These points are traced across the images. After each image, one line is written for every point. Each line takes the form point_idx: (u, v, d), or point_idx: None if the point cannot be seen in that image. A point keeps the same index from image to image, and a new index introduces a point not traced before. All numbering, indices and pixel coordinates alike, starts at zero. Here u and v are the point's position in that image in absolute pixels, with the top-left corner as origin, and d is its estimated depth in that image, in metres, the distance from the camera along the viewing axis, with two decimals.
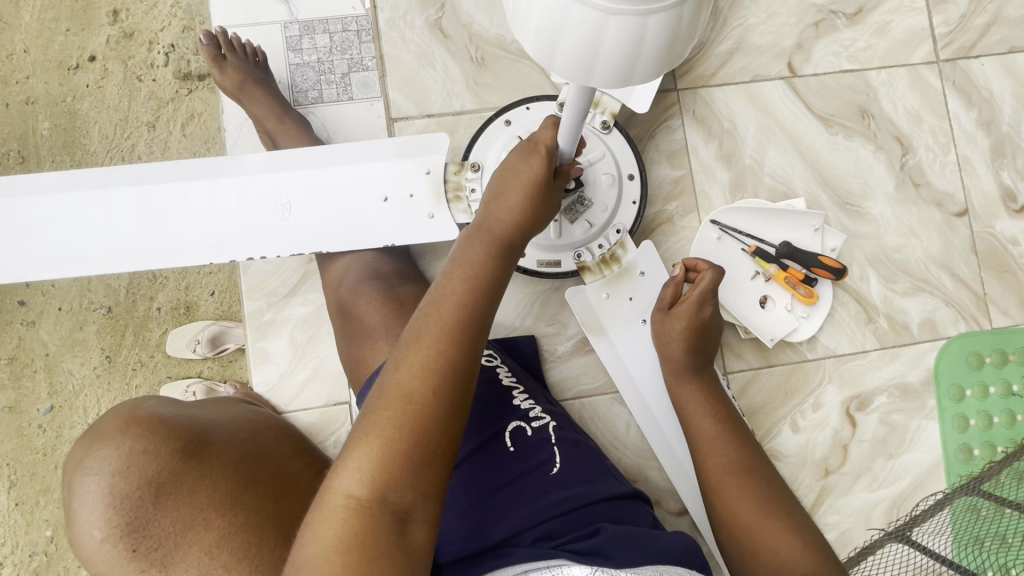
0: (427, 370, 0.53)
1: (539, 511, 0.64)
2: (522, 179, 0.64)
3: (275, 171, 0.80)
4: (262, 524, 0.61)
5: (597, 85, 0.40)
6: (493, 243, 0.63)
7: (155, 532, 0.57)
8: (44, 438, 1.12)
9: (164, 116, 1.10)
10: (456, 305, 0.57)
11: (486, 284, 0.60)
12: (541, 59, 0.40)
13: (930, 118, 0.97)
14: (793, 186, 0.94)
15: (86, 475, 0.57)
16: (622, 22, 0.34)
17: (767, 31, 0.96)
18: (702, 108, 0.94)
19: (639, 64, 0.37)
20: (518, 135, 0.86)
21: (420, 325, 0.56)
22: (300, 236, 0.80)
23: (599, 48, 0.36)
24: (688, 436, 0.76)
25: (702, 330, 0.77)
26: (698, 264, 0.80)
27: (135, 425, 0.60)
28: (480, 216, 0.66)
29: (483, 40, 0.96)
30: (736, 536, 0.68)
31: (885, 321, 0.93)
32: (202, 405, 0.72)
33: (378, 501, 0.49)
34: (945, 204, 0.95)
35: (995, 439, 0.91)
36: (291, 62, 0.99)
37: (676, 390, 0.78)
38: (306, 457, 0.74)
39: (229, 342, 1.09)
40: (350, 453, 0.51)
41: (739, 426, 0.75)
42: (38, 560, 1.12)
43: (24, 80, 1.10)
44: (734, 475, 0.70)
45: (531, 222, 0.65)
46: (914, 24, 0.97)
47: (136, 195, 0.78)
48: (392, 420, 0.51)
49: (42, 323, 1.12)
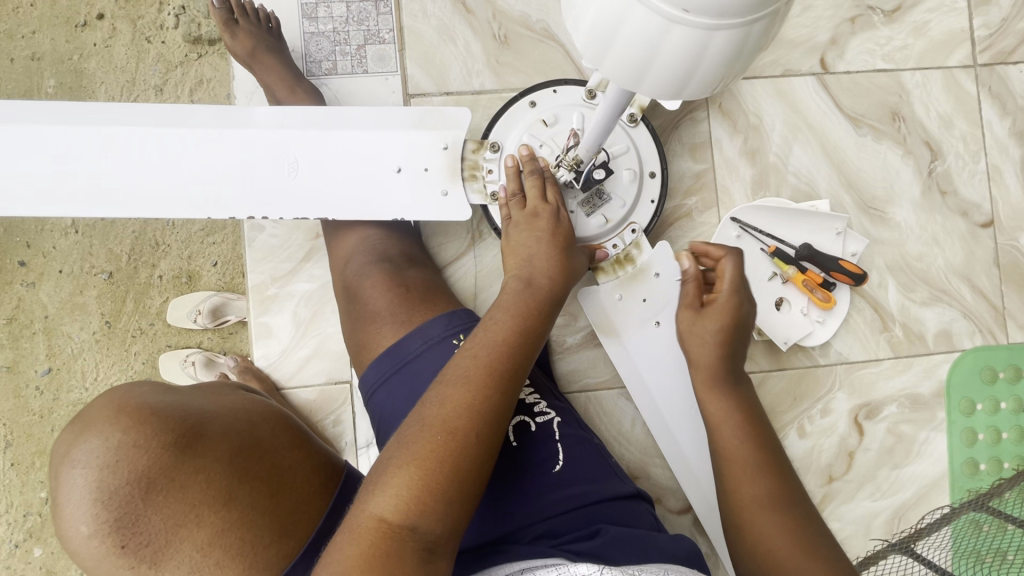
0: (472, 409, 0.56)
1: (538, 511, 0.63)
2: (543, 231, 0.72)
3: (289, 128, 0.78)
4: (259, 521, 0.54)
5: (688, 98, 0.39)
6: (538, 298, 0.67)
7: (146, 529, 0.48)
8: (41, 400, 1.11)
9: (172, 80, 1.07)
10: (503, 353, 0.61)
11: (529, 334, 0.64)
12: (628, 80, 0.38)
13: (962, 124, 0.94)
14: (817, 187, 0.91)
15: (71, 469, 0.48)
16: (729, 34, 0.33)
17: (801, 24, 0.92)
18: (730, 101, 0.91)
19: (735, 68, 0.36)
20: (543, 118, 0.83)
21: (465, 364, 0.59)
22: (308, 196, 0.77)
23: (698, 63, 0.35)
24: (717, 454, 0.69)
25: (738, 327, 0.73)
26: (710, 251, 0.75)
27: (126, 415, 0.51)
28: (521, 269, 0.70)
29: (507, 17, 0.92)
30: (752, 559, 0.63)
31: (901, 330, 0.91)
32: (195, 390, 0.61)
33: (407, 528, 0.51)
34: (970, 214, 0.93)
35: (1002, 454, 0.90)
36: (305, 30, 0.95)
37: (705, 398, 0.72)
38: (305, 449, 0.64)
39: (230, 314, 1.07)
40: (387, 479, 0.53)
41: (777, 452, 0.68)
42: (32, 520, 1.12)
43: (31, 36, 1.06)
44: (765, 505, 0.64)
45: (565, 276, 0.71)
46: (953, 25, 0.94)
47: (140, 140, 0.76)
48: (434, 454, 0.54)
49: (42, 285, 1.10)
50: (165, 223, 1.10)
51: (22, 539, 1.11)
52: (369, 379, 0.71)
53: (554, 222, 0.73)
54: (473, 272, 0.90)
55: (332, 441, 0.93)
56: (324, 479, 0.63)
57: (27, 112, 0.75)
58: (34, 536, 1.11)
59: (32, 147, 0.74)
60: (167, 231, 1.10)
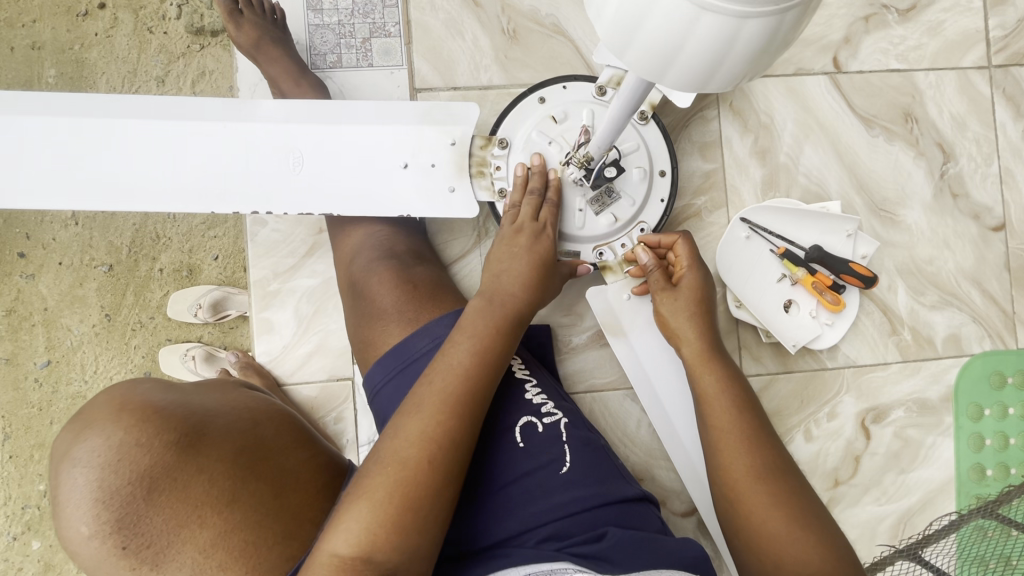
0: (426, 441, 0.55)
1: (543, 513, 0.62)
2: (521, 249, 0.72)
3: (294, 122, 0.76)
4: (263, 522, 0.53)
5: (713, 91, 0.37)
6: (500, 316, 0.65)
7: (146, 530, 0.48)
8: (40, 393, 1.10)
9: (173, 71, 1.06)
10: (461, 376, 0.59)
11: (488, 353, 0.61)
12: (652, 70, 0.37)
13: (975, 126, 0.92)
14: (828, 188, 0.90)
15: (72, 468, 0.47)
16: (760, 23, 0.32)
17: (814, 22, 0.91)
18: (741, 99, 0.90)
19: (764, 59, 0.35)
20: (552, 114, 0.82)
21: (423, 392, 0.58)
22: (314, 191, 0.76)
23: (726, 52, 0.34)
24: (706, 427, 0.65)
25: (707, 300, 0.73)
26: (663, 241, 0.76)
27: (127, 414, 0.50)
28: (490, 286, 0.68)
29: (516, 11, 0.91)
30: (748, 536, 0.59)
31: (910, 334, 0.91)
32: (199, 388, 0.61)
33: (363, 563, 0.50)
34: (982, 217, 0.92)
35: (1009, 460, 0.90)
36: (310, 22, 0.93)
37: (695, 372, 0.69)
38: (307, 449, 0.63)
39: (231, 309, 1.06)
40: (344, 511, 0.52)
41: (767, 425, 0.65)
42: (30, 513, 1.11)
43: (31, 25, 1.05)
44: (757, 477, 0.60)
45: (535, 293, 0.69)
46: (969, 25, 0.93)
47: (144, 131, 0.74)
48: (386, 488, 0.53)
49: (42, 277, 1.09)
50: (166, 216, 1.09)
51: (20, 532, 1.11)
52: (374, 377, 0.70)
53: (534, 241, 0.73)
54: (479, 270, 0.89)
55: (333, 439, 0.92)
56: (327, 480, 0.62)
57: (27, 102, 0.73)
58: (32, 529, 1.11)
59: (30, 138, 0.73)
60: (167, 224, 1.09)
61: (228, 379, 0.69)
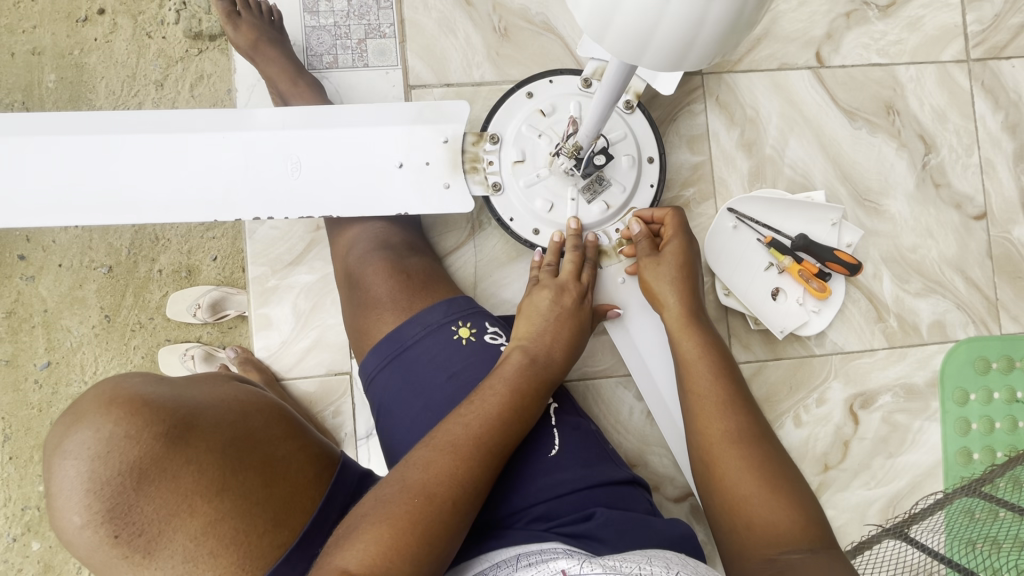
0: (454, 478, 0.56)
1: (533, 495, 0.63)
2: (560, 310, 0.73)
3: (289, 129, 0.78)
4: (252, 510, 0.53)
5: (688, 69, 0.39)
6: (539, 377, 0.67)
7: (138, 518, 0.48)
8: (41, 394, 1.11)
9: (173, 75, 1.08)
10: (495, 426, 0.60)
11: (520, 409, 0.63)
12: (630, 52, 0.39)
13: (955, 118, 0.95)
14: (813, 179, 0.92)
15: (63, 460, 0.48)
16: (726, 0, 0.34)
17: (797, 19, 0.94)
18: (727, 94, 0.92)
19: (733, 35, 0.37)
20: (540, 108, 0.84)
21: (456, 431, 0.59)
22: (311, 195, 0.78)
23: (697, 28, 0.36)
24: (687, 391, 0.68)
25: (693, 270, 0.76)
26: (655, 215, 0.80)
27: (116, 407, 0.50)
28: (530, 341, 0.70)
29: (507, 10, 0.93)
30: (722, 495, 0.61)
31: (895, 320, 0.93)
32: (191, 380, 0.60)
33: None
34: (964, 206, 0.94)
35: (995, 444, 0.92)
36: (307, 23, 0.96)
37: (679, 338, 0.72)
38: (301, 438, 0.62)
39: (230, 308, 1.08)
40: (358, 531, 0.52)
41: (746, 392, 0.67)
42: (30, 514, 1.12)
43: (31, 30, 1.07)
44: (732, 440, 0.62)
45: (570, 358, 0.72)
46: (947, 20, 0.95)
47: (141, 146, 0.76)
48: (407, 517, 0.53)
49: (42, 278, 1.11)
50: None
51: (20, 533, 1.12)
52: (368, 366, 0.71)
53: (575, 303, 0.75)
54: (473, 261, 0.91)
55: (332, 432, 0.93)
56: (319, 468, 0.61)
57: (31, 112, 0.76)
58: (32, 530, 1.12)
59: (32, 142, 0.75)
60: (166, 225, 1.11)
61: (221, 372, 0.69)
